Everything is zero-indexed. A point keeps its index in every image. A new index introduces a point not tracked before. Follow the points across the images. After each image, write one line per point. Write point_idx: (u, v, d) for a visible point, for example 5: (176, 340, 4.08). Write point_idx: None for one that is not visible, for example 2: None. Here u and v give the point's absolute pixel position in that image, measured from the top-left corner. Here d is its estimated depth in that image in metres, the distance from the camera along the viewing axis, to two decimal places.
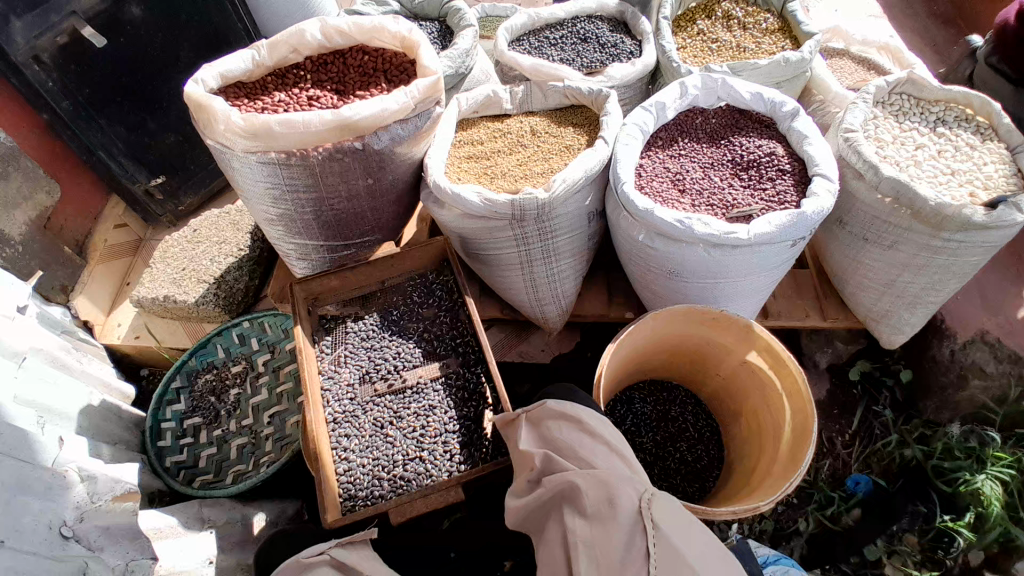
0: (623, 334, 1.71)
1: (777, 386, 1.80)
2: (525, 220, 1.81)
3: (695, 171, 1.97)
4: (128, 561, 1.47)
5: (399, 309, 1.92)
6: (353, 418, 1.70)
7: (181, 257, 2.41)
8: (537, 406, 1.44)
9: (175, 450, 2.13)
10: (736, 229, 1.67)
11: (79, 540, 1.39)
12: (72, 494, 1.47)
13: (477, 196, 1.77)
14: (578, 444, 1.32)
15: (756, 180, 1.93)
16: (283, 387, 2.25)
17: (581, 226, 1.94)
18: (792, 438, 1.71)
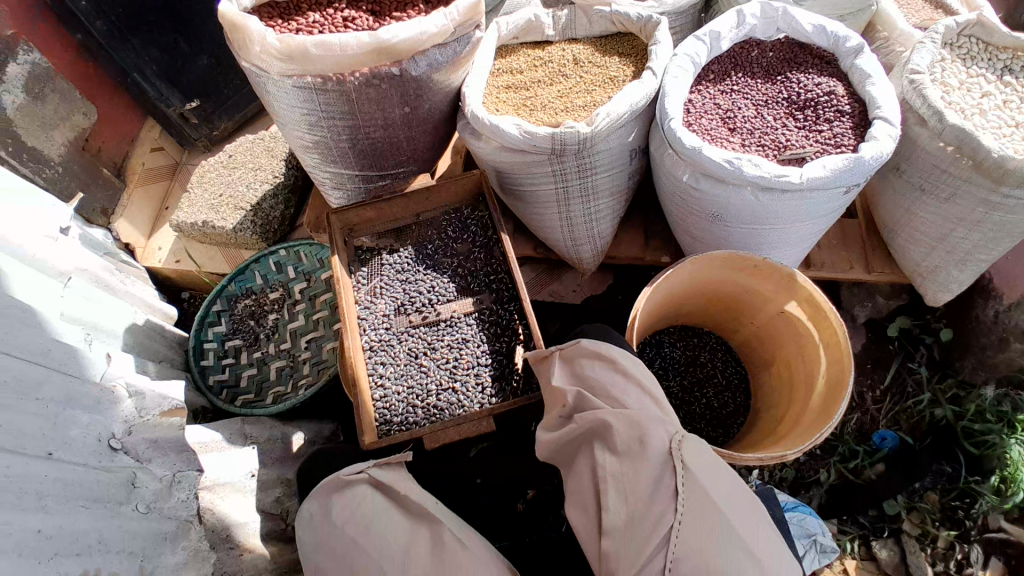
0: (661, 277, 1.68)
1: (816, 338, 1.77)
2: (566, 156, 1.75)
3: (747, 109, 1.86)
4: (175, 473, 1.57)
5: (435, 243, 1.91)
6: (388, 347, 1.74)
7: (217, 183, 2.42)
8: (572, 345, 1.44)
9: (218, 369, 2.22)
10: (789, 172, 1.59)
11: (128, 452, 1.51)
12: (120, 408, 1.58)
13: (517, 127, 1.71)
14: (611, 384, 1.33)
15: (811, 122, 1.82)
16: (319, 315, 2.31)
17: (622, 165, 1.87)
18: (826, 390, 1.70)
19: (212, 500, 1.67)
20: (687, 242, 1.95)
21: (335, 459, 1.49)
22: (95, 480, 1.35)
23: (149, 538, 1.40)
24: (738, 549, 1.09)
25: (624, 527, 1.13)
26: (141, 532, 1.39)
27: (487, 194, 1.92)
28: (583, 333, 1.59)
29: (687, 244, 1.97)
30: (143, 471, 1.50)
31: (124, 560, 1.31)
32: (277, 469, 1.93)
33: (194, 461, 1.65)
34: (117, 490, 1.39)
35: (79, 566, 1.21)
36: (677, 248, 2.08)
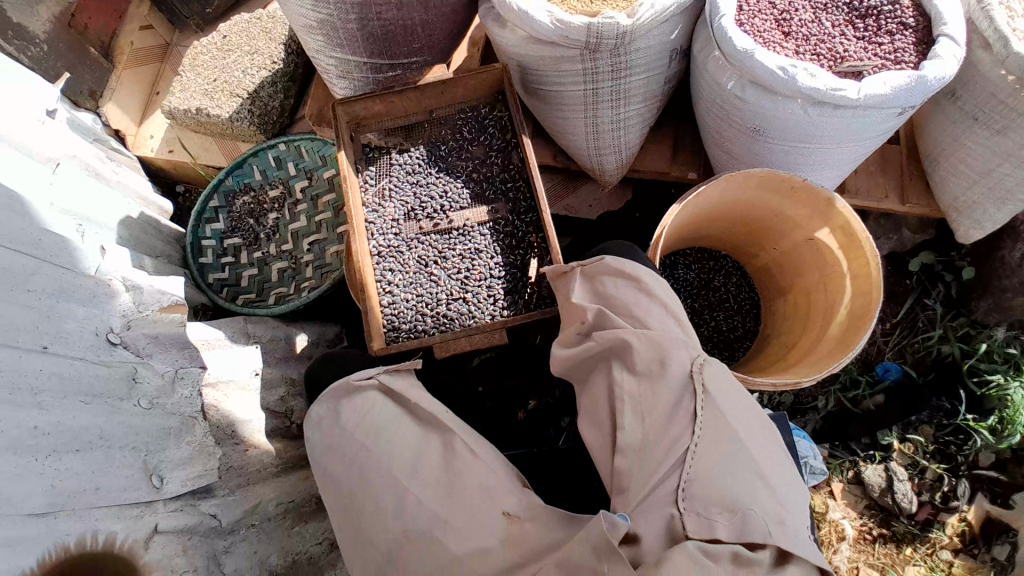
0: (692, 195, 1.57)
1: (843, 268, 1.69)
2: (600, 52, 1.58)
3: (805, 12, 1.66)
4: (177, 369, 1.56)
5: (448, 144, 1.77)
6: (397, 254, 1.66)
7: (211, 66, 2.21)
8: (595, 262, 1.36)
9: (217, 267, 2.15)
10: (847, 86, 1.43)
11: (127, 347, 1.47)
12: (118, 303, 1.52)
13: (548, 16, 1.53)
14: (635, 303, 1.27)
15: (871, 35, 1.61)
16: (322, 217, 2.20)
17: (659, 66, 1.69)
18: (846, 322, 1.65)
19: (216, 397, 1.64)
20: (720, 157, 1.82)
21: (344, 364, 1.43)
22: (93, 375, 1.32)
23: (154, 435, 1.39)
24: (753, 474, 1.06)
25: (639, 447, 1.11)
26: (145, 427, 1.38)
27: (507, 92, 1.75)
28: (605, 252, 1.51)
29: (718, 159, 1.83)
30: (144, 366, 1.47)
31: (129, 454, 1.31)
32: (280, 369, 1.93)
33: (197, 357, 1.64)
34: (117, 387, 1.37)
35: (79, 461, 1.20)
36: (706, 164, 1.95)
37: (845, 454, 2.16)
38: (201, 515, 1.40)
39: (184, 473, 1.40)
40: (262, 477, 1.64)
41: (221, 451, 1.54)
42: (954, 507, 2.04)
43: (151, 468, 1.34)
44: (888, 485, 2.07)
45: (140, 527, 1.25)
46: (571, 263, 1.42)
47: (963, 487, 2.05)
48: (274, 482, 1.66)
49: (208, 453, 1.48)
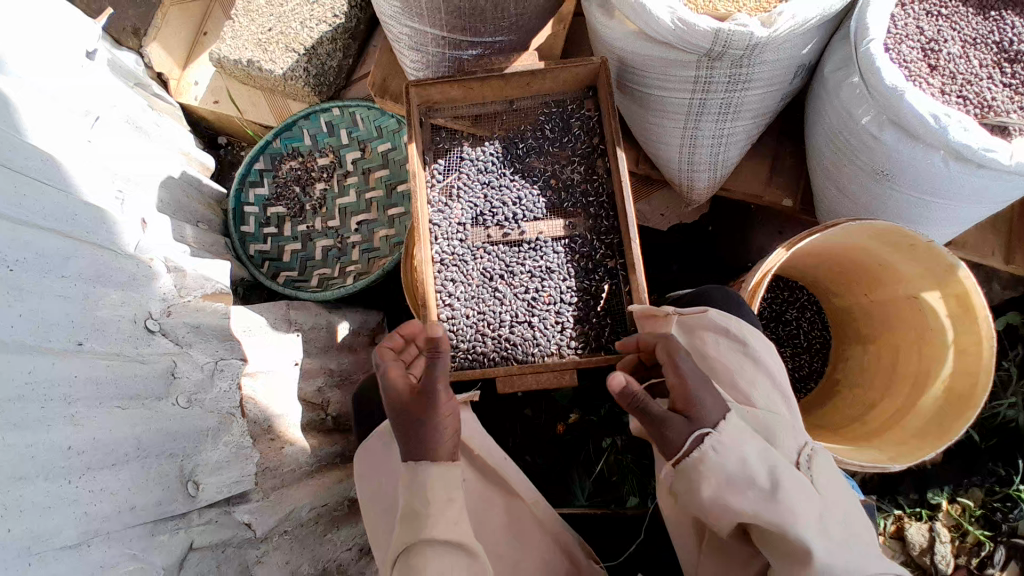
0: (802, 242, 1.40)
1: (947, 334, 1.53)
2: (719, 62, 1.37)
3: (952, 45, 1.42)
4: (217, 360, 1.46)
5: (526, 142, 1.59)
6: (462, 262, 1.52)
7: (266, 14, 2.02)
8: (697, 313, 1.26)
9: (259, 238, 2.05)
10: (998, 147, 1.23)
11: (166, 335, 1.38)
12: (160, 285, 1.42)
13: (670, 13, 1.31)
14: (738, 369, 1.18)
15: (1018, 84, 1.39)
16: (372, 194, 2.08)
17: (779, 83, 1.49)
18: (943, 398, 1.50)
19: (253, 389, 1.54)
20: (827, 189, 1.61)
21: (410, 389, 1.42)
22: (128, 374, 1.22)
23: (191, 438, 1.32)
24: None
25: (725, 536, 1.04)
26: (183, 430, 1.30)
27: (598, 90, 1.55)
28: (705, 294, 1.40)
29: (820, 189, 1.65)
30: (182, 357, 1.38)
31: (166, 462, 1.26)
32: (320, 360, 1.85)
33: (235, 348, 1.53)
34: (154, 385, 1.28)
35: (114, 478, 1.15)
36: (804, 192, 1.75)
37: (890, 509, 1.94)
38: (236, 525, 1.37)
39: (221, 479, 1.35)
40: (296, 479, 1.57)
41: (259, 450, 1.48)
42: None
43: (186, 474, 1.29)
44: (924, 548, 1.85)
45: (175, 547, 1.24)
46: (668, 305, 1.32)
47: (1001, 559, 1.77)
48: (310, 483, 1.61)
49: (246, 457, 1.41)
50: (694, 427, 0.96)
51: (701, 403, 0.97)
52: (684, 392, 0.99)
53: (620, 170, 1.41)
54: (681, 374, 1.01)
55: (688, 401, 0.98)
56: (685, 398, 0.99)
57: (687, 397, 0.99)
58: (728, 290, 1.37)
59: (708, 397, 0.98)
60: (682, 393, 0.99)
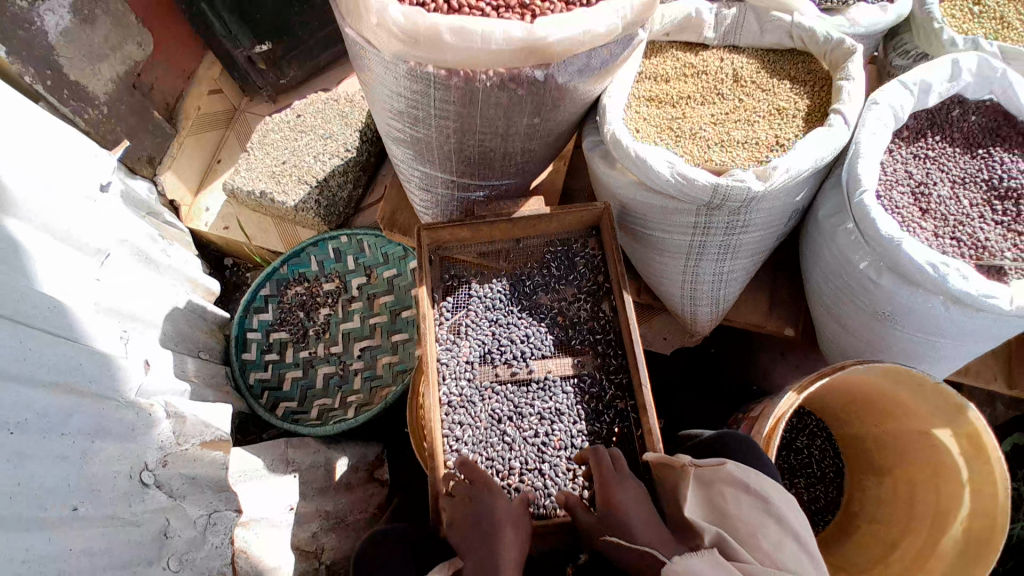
0: (813, 387, 1.40)
1: (962, 473, 1.49)
2: (719, 211, 1.43)
3: (942, 186, 1.50)
4: (211, 512, 1.40)
5: (533, 279, 1.63)
6: (470, 403, 1.51)
7: (281, 148, 2.12)
8: (714, 467, 1.20)
9: (260, 365, 2.04)
10: (998, 293, 1.28)
11: (160, 488, 1.32)
12: (158, 433, 1.38)
13: (669, 167, 1.38)
14: (761, 529, 1.09)
15: (1010, 220, 1.45)
16: (377, 319, 2.11)
17: (774, 226, 1.56)
18: (963, 543, 1.44)
19: (245, 539, 1.51)
20: (829, 324, 1.64)
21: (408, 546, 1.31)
22: (121, 539, 1.17)
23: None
24: None
25: None
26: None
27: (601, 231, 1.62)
28: (721, 440, 1.32)
29: (823, 322, 1.67)
30: (174, 513, 1.32)
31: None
32: (316, 501, 1.76)
33: (231, 498, 1.47)
34: (145, 549, 1.22)
35: None
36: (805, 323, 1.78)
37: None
38: None
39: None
40: None
41: None
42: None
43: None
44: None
45: None
46: (683, 456, 1.25)
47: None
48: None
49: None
50: (608, 518, 1.19)
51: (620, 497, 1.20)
52: (607, 498, 1.22)
53: (628, 315, 1.45)
54: (606, 476, 1.25)
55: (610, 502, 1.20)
56: (604, 495, 1.22)
57: (606, 496, 1.22)
58: (746, 439, 1.30)
59: (628, 492, 1.21)
60: (605, 495, 1.22)
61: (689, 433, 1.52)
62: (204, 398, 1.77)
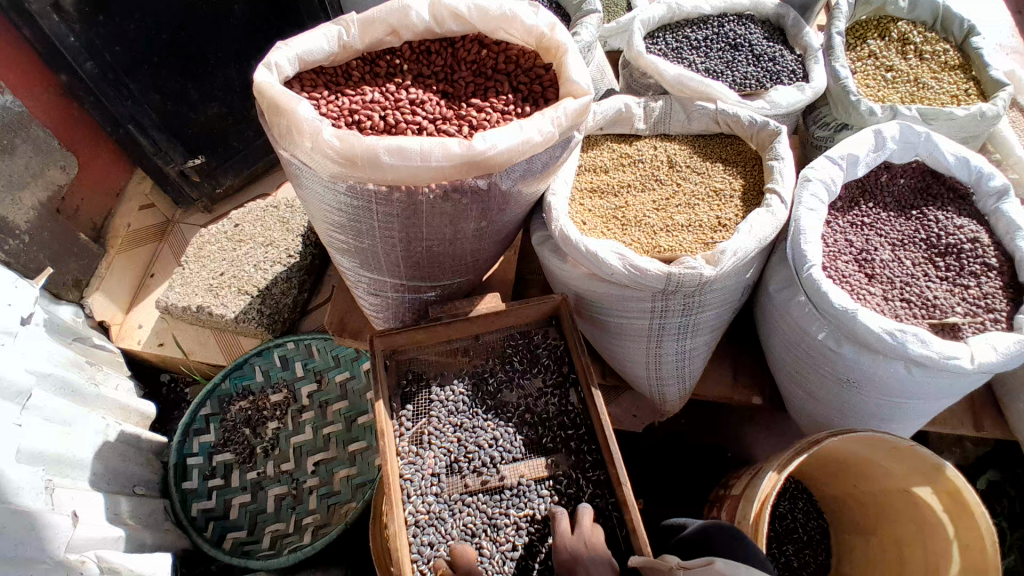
0: (794, 464, 1.38)
1: (947, 530, 1.47)
2: (673, 295, 1.46)
3: (883, 250, 1.55)
4: None
5: (496, 376, 1.59)
6: (440, 520, 1.42)
7: (218, 259, 2.06)
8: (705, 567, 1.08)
9: (203, 495, 1.87)
10: (960, 352, 1.30)
11: None
12: None
13: (618, 259, 1.41)
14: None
15: (953, 277, 1.50)
16: (331, 429, 1.97)
17: (730, 302, 1.59)
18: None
19: None
20: (794, 391, 1.66)
21: None
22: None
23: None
24: None
25: None
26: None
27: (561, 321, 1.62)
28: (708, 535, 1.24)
29: (786, 387, 1.69)
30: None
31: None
32: None
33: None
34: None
35: None
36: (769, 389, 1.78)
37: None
38: None
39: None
40: None
41: None
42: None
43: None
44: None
45: None
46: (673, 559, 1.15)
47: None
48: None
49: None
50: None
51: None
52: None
53: (598, 408, 1.43)
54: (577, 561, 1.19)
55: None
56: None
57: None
58: (734, 529, 1.23)
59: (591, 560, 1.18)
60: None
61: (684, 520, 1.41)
62: (141, 542, 1.58)
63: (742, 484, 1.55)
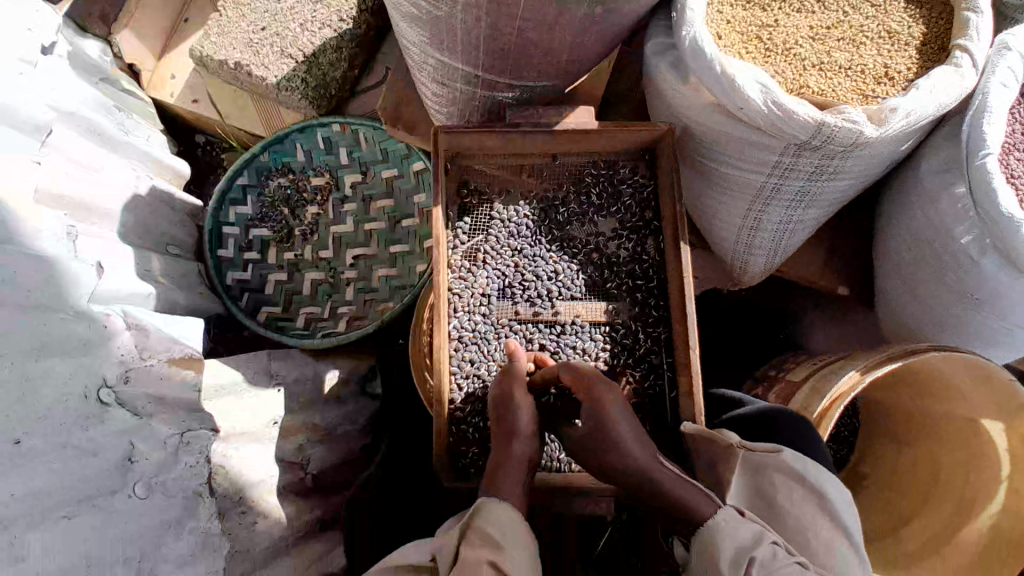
0: (884, 369, 1.30)
1: (1001, 470, 1.48)
2: (807, 151, 1.25)
3: None
4: (185, 431, 1.24)
5: (568, 207, 1.43)
6: (483, 341, 1.37)
7: (261, 11, 1.76)
8: (772, 453, 1.13)
9: (237, 265, 1.81)
10: None
11: (124, 404, 1.16)
12: (117, 345, 1.20)
13: (761, 91, 1.16)
14: (810, 527, 1.06)
15: None
16: (373, 225, 1.83)
17: (860, 175, 1.39)
18: (988, 539, 1.46)
19: (228, 450, 1.38)
20: (898, 293, 1.52)
21: None
22: (75, 472, 1.02)
23: (149, 537, 1.10)
24: None
25: None
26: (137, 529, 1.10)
27: (656, 157, 1.39)
28: (773, 419, 1.25)
29: (889, 279, 1.58)
30: (140, 433, 1.16)
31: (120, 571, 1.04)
32: (302, 415, 1.62)
33: (205, 419, 1.30)
34: (108, 479, 1.07)
35: None
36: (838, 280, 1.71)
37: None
38: None
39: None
40: (269, 559, 1.38)
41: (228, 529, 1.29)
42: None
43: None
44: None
45: None
46: (734, 436, 1.18)
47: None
48: (287, 559, 1.42)
49: (213, 549, 1.20)
50: (594, 439, 1.11)
51: (607, 409, 1.11)
52: (592, 412, 1.12)
53: (685, 272, 1.27)
54: (589, 394, 1.14)
55: (600, 413, 1.11)
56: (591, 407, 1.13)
57: (594, 412, 1.12)
58: (801, 421, 1.23)
59: (604, 391, 1.13)
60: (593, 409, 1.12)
61: (744, 397, 1.40)
62: (174, 302, 1.55)
63: (806, 377, 1.52)
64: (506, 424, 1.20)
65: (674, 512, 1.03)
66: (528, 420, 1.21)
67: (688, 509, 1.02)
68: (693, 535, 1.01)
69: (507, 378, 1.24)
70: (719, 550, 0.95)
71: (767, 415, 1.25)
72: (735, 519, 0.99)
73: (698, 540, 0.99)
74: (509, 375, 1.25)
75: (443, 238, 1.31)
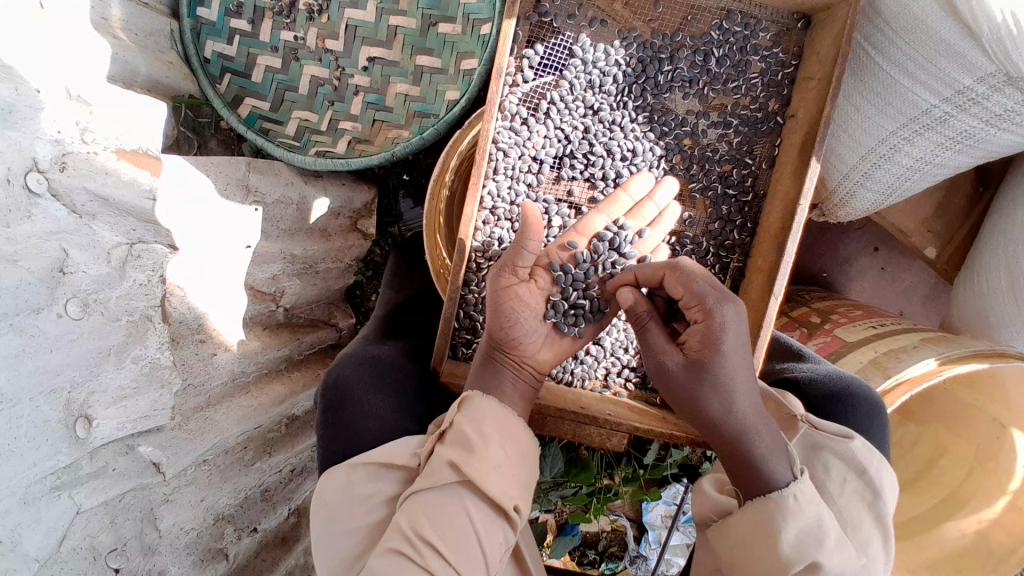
0: (965, 367, 1.14)
1: (1011, 484, 1.38)
2: (1011, 85, 1.05)
3: None
4: (131, 240, 0.91)
5: (675, 67, 1.10)
6: (517, 220, 1.14)
7: None
8: (840, 439, 1.00)
9: (219, 32, 1.40)
10: None
11: (59, 198, 0.81)
12: (48, 122, 0.78)
13: None
14: (854, 522, 0.95)
15: None
16: (401, 22, 1.37)
17: None
18: (970, 543, 1.39)
19: (184, 278, 1.05)
20: (997, 277, 1.35)
21: (358, 381, 1.14)
22: None
23: (82, 364, 0.86)
24: None
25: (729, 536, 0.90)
26: (73, 357, 0.85)
27: (811, 31, 1.04)
28: (845, 392, 1.14)
29: (984, 247, 1.39)
30: (77, 238, 0.83)
31: (45, 403, 0.83)
32: (281, 242, 1.34)
33: (162, 232, 0.96)
34: (29, 292, 0.77)
35: None
36: (926, 236, 1.48)
37: (572, 490, 1.55)
38: (138, 467, 1.02)
39: (124, 413, 0.93)
40: (229, 395, 1.21)
41: (183, 360, 1.06)
42: (632, 550, 1.82)
43: (75, 408, 0.88)
44: (542, 517, 1.73)
45: (56, 519, 0.90)
46: (799, 408, 1.05)
47: (678, 536, 1.80)
48: (248, 398, 1.26)
49: (161, 382, 1.00)
50: (696, 369, 0.89)
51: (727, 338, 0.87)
52: (707, 335, 0.88)
53: (802, 195, 0.97)
54: (712, 316, 0.88)
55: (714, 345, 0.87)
56: (706, 327, 0.88)
57: (710, 336, 0.88)
58: (876, 404, 1.12)
59: (732, 315, 0.87)
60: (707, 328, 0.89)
61: (807, 355, 1.29)
62: (135, 68, 1.17)
63: (860, 340, 1.33)
64: (491, 330, 0.99)
65: (754, 466, 0.89)
66: (527, 330, 1.00)
67: (769, 471, 0.89)
68: (757, 498, 0.90)
69: (501, 272, 0.98)
70: (779, 531, 0.86)
71: (839, 390, 1.14)
72: (798, 496, 0.88)
73: (756, 504, 0.89)
74: (506, 267, 0.98)
75: (505, 72, 0.99)
